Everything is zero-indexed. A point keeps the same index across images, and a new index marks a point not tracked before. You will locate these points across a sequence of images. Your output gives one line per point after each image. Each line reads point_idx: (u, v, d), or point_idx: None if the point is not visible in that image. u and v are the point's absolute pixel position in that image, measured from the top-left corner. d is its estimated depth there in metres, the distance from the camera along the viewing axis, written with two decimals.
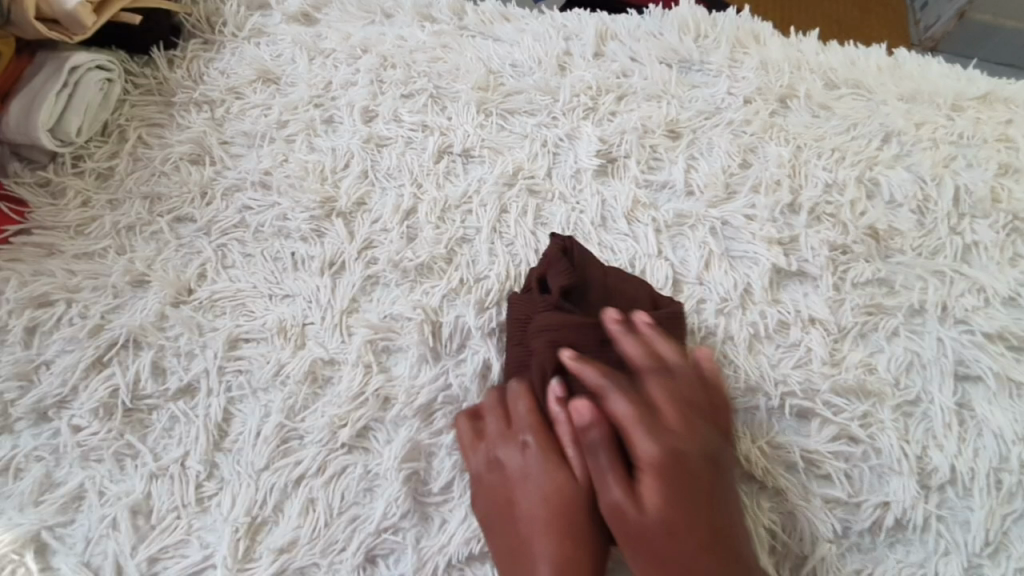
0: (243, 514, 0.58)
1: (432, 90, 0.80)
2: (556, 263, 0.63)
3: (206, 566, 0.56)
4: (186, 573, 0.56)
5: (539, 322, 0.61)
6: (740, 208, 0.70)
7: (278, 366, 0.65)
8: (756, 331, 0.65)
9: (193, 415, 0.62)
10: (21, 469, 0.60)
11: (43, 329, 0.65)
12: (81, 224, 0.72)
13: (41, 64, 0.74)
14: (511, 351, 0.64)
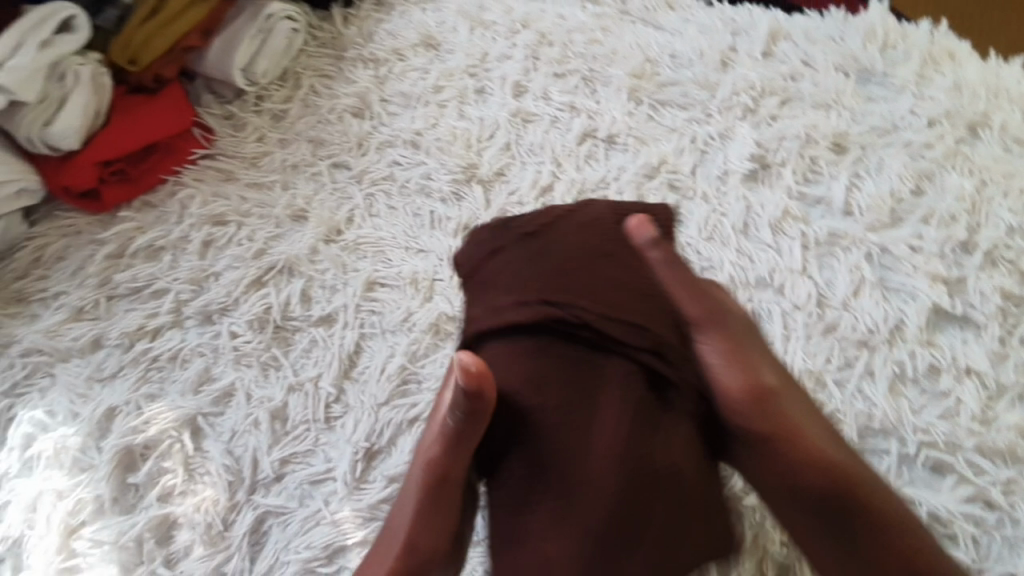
0: (364, 439, 0.63)
1: (585, 72, 0.80)
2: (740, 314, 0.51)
3: (327, 477, 0.62)
4: (306, 481, 0.62)
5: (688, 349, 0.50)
6: (904, 236, 0.66)
7: (406, 314, 0.70)
8: (901, 371, 0.61)
9: (330, 342, 0.68)
10: (186, 361, 0.69)
11: (217, 245, 0.74)
12: (255, 157, 0.80)
13: (242, 9, 0.81)
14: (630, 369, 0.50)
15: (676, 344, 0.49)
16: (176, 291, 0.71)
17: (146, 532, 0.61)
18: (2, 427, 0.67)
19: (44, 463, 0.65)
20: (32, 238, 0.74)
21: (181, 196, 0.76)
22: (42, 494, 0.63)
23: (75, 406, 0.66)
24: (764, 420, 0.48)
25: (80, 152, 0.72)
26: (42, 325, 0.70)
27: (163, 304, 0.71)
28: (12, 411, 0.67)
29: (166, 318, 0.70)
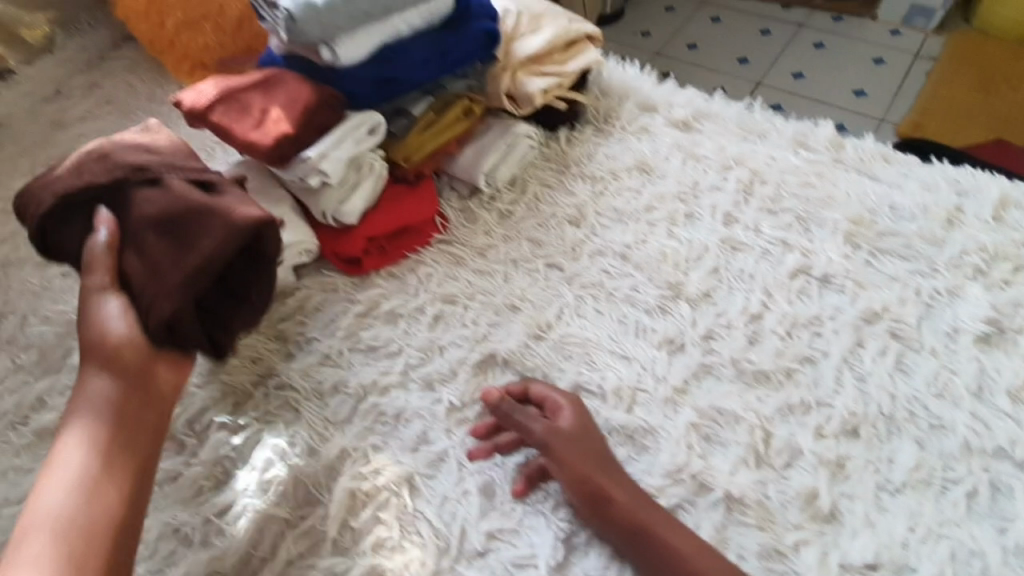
0: (566, 526, 0.67)
1: (799, 212, 0.85)
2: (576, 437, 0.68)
3: (529, 562, 0.65)
4: (512, 564, 0.65)
5: (641, 514, 0.63)
6: None
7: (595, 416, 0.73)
8: None
9: None
10: (407, 421, 0.77)
11: (445, 321, 0.84)
12: (483, 248, 0.91)
13: (492, 126, 0.97)
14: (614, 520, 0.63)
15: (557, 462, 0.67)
16: (407, 356, 0.81)
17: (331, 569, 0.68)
18: (247, 448, 0.77)
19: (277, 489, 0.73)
20: (297, 289, 0.88)
21: (420, 274, 0.88)
22: (269, 518, 0.71)
23: (313, 443, 0.76)
24: (644, 515, 0.63)
25: (355, 229, 0.87)
26: (295, 365, 0.82)
27: (395, 364, 0.81)
28: (256, 435, 0.77)
29: (394, 378, 0.80)
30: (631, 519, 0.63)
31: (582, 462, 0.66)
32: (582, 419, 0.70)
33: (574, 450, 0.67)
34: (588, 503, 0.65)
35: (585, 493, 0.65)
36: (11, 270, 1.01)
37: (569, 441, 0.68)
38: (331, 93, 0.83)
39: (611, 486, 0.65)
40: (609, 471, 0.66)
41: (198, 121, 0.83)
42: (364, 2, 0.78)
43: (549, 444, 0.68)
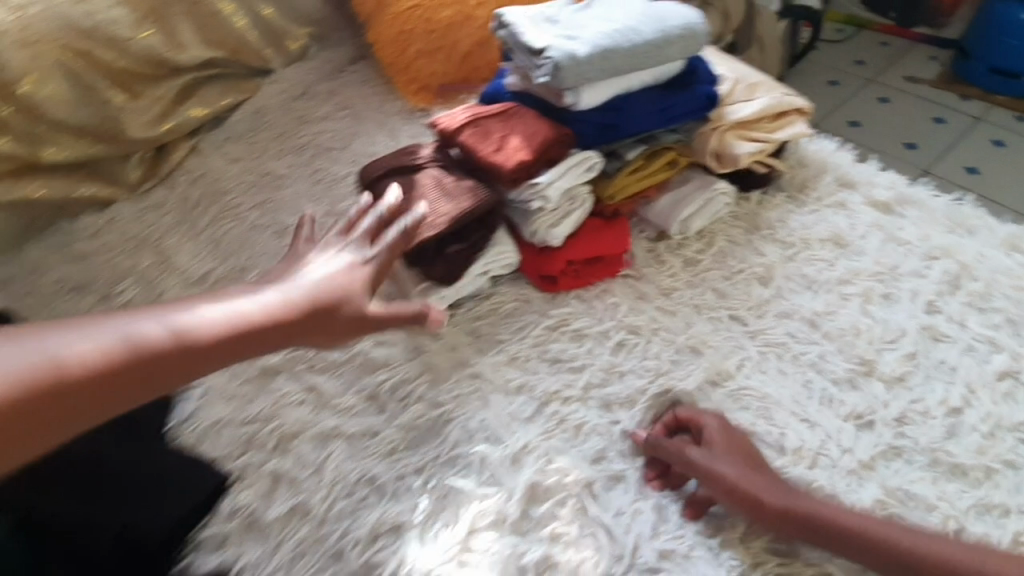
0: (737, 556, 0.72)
1: (1009, 314, 0.85)
2: (732, 450, 0.74)
3: None
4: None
5: (825, 504, 0.69)
6: None
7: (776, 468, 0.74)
8: None
9: None
10: (585, 434, 0.84)
11: (629, 348, 0.90)
12: (668, 289, 0.97)
13: (691, 178, 1.04)
14: (807, 516, 0.68)
15: (728, 477, 0.71)
16: (590, 374, 0.88)
17: (477, 527, 0.77)
18: (440, 423, 0.88)
19: (464, 465, 0.83)
20: (492, 294, 1.00)
21: (609, 302, 0.96)
22: (454, 488, 0.81)
23: (499, 432, 0.84)
24: (830, 507, 0.68)
25: (558, 252, 0.96)
26: (487, 360, 0.92)
27: (578, 379, 0.88)
28: (450, 413, 0.88)
29: (577, 391, 0.87)
30: (805, 518, 0.68)
31: (754, 473, 0.71)
32: (727, 436, 0.76)
33: (730, 468, 0.72)
34: (771, 506, 0.69)
35: (751, 506, 0.70)
36: (254, 234, 1.21)
37: (731, 456, 0.74)
38: (563, 130, 0.93)
39: (771, 495, 0.69)
40: (780, 477, 0.72)
41: (447, 141, 0.98)
42: (619, 59, 0.89)
43: (715, 461, 0.73)
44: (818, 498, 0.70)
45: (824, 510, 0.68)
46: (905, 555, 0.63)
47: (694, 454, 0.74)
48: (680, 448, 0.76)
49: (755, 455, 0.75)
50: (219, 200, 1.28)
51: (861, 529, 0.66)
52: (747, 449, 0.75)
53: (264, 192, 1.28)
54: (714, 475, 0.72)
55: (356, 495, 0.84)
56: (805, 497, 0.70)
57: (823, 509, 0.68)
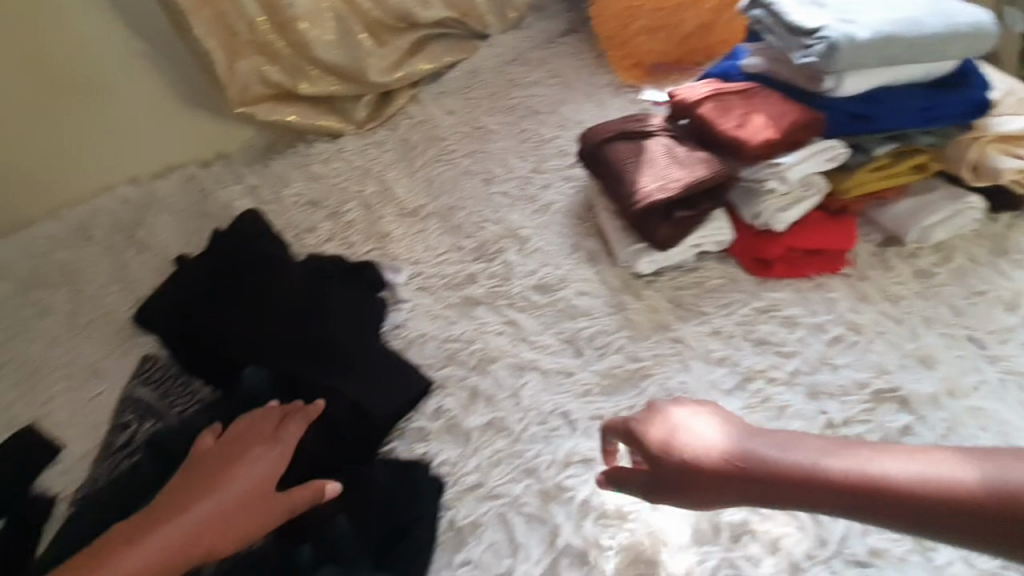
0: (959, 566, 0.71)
1: None
2: (721, 436, 0.70)
3: None
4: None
5: (867, 455, 0.63)
6: None
7: None
8: None
9: None
10: (790, 416, 0.83)
11: (847, 344, 0.89)
12: (895, 296, 0.94)
13: (936, 187, 0.99)
14: (848, 480, 0.62)
15: (732, 472, 0.66)
16: (802, 361, 0.88)
17: None
18: (636, 377, 0.91)
19: None
20: (696, 268, 1.00)
21: (827, 296, 0.94)
22: None
23: (701, 396, 0.86)
24: (861, 466, 0.62)
25: (779, 235, 0.95)
26: (689, 328, 0.94)
27: (787, 363, 0.88)
28: (649, 369, 0.91)
29: (786, 374, 0.87)
30: (813, 469, 0.63)
31: (749, 457, 0.66)
32: (722, 420, 0.71)
33: (711, 437, 0.69)
34: (788, 479, 0.64)
35: (751, 473, 0.66)
36: (464, 179, 1.32)
37: (726, 450, 0.68)
38: (812, 115, 0.92)
39: (762, 452, 0.67)
40: (794, 447, 0.66)
41: (683, 112, 0.99)
42: (897, 49, 0.89)
43: (702, 458, 0.68)
44: (843, 450, 0.64)
45: (869, 467, 0.62)
46: (944, 490, 0.58)
47: (682, 454, 0.69)
48: (659, 447, 0.71)
49: (756, 435, 0.69)
50: (435, 144, 1.41)
51: (891, 472, 0.61)
52: (741, 430, 0.70)
53: (476, 143, 1.39)
54: (715, 471, 0.67)
55: (548, 424, 0.90)
56: (864, 454, 0.63)
57: (865, 468, 0.62)
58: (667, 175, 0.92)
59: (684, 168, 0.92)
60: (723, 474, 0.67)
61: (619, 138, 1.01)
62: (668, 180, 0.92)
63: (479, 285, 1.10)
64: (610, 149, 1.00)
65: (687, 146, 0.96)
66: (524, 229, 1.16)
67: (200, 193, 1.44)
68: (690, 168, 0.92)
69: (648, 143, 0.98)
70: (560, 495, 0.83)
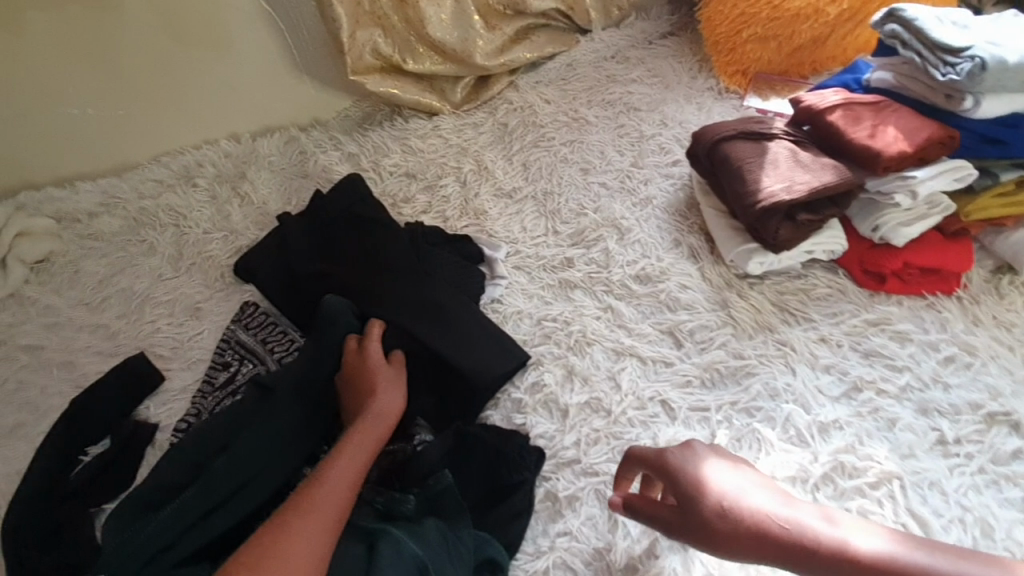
0: None
1: None
2: (795, 508, 0.70)
3: None
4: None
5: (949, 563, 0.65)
6: None
7: None
8: None
9: None
10: (899, 428, 0.83)
11: (958, 365, 0.88)
12: (1008, 323, 0.92)
13: None
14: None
15: (797, 544, 0.67)
16: (912, 376, 0.87)
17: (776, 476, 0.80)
18: (739, 373, 0.91)
19: (764, 417, 0.86)
20: (804, 275, 1.00)
21: (939, 316, 0.93)
22: (755, 433, 0.84)
23: (806, 398, 0.87)
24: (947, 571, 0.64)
25: (897, 250, 0.95)
26: (795, 332, 0.94)
27: (897, 377, 0.88)
28: (753, 367, 0.91)
29: (895, 388, 0.86)
30: (867, 559, 0.65)
31: (821, 536, 0.67)
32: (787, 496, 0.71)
33: (761, 502, 0.70)
34: (861, 567, 0.65)
35: (794, 548, 0.67)
36: (561, 167, 1.34)
37: (795, 524, 0.68)
38: (949, 133, 0.92)
39: (814, 529, 0.67)
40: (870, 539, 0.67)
41: (811, 119, 1.01)
42: None
43: (774, 524, 0.68)
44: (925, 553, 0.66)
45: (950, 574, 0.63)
46: None
47: (747, 514, 0.69)
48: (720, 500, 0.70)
49: (830, 516, 0.70)
50: (532, 131, 1.44)
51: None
52: (813, 509, 0.70)
53: (574, 134, 1.41)
54: (776, 536, 0.67)
55: (648, 410, 0.91)
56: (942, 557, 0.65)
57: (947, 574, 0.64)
58: (792, 179, 0.95)
59: (811, 173, 0.95)
60: (783, 543, 0.67)
61: (743, 137, 1.03)
62: (794, 183, 0.94)
63: (577, 270, 1.12)
64: (734, 147, 1.02)
65: (813, 152, 0.98)
66: (625, 220, 1.18)
67: (300, 155, 1.49)
68: (817, 174, 0.94)
69: (769, 145, 1.01)
70: None
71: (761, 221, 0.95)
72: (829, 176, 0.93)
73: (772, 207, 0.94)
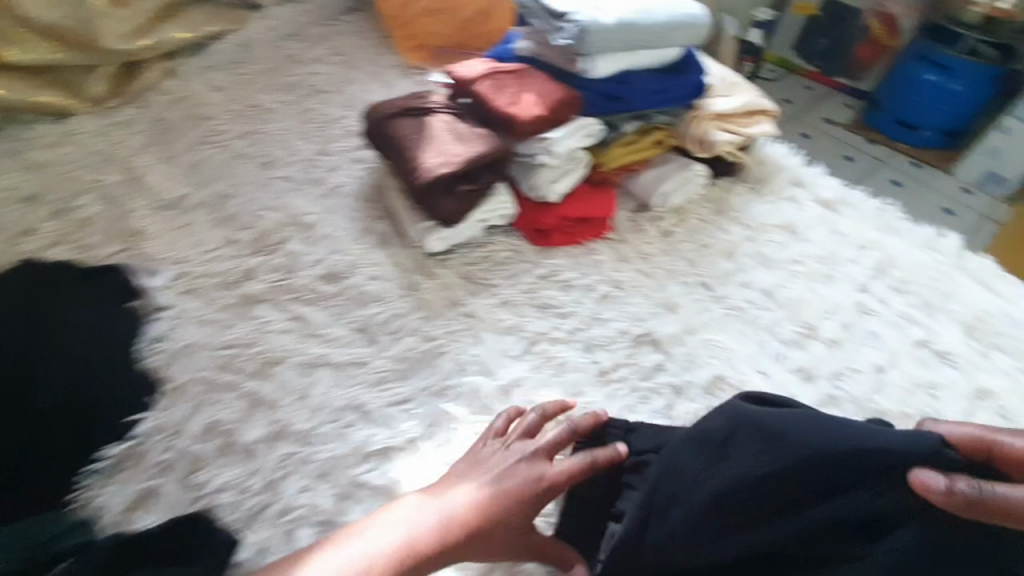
0: None
1: (925, 297, 0.99)
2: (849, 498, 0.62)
3: None
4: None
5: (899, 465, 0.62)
6: None
7: None
8: None
9: (676, 408, 0.86)
10: (569, 370, 0.90)
11: (612, 300, 0.98)
12: (647, 254, 1.07)
13: (672, 160, 1.15)
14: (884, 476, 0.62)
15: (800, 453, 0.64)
16: (575, 321, 0.95)
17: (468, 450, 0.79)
18: (430, 355, 0.89)
19: (454, 395, 0.85)
20: (487, 243, 1.04)
21: (594, 258, 1.04)
22: (446, 414, 0.83)
23: (489, 365, 0.88)
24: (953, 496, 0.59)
25: (553, 206, 1.03)
26: (479, 302, 0.96)
27: (565, 324, 0.95)
28: (442, 347, 0.90)
29: (564, 334, 0.93)
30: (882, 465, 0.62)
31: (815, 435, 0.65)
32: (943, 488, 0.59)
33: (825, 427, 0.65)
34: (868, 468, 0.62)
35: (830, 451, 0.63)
36: (237, 163, 1.17)
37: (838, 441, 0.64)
38: (573, 95, 0.99)
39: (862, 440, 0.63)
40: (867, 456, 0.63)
41: (462, 89, 1.01)
42: (633, 35, 0.97)
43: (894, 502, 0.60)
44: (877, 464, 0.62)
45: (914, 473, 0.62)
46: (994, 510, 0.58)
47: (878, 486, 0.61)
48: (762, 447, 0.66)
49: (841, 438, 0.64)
50: (199, 125, 1.23)
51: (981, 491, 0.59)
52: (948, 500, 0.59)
53: (250, 123, 1.24)
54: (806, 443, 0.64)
55: (339, 421, 0.83)
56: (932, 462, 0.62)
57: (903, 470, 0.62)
58: (445, 153, 0.93)
59: (461, 145, 0.94)
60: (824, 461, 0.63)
61: (402, 113, 1.00)
62: (447, 157, 0.92)
63: (259, 281, 0.98)
64: (394, 125, 0.98)
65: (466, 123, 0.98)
66: (309, 213, 1.06)
67: None
68: (467, 145, 0.94)
69: (431, 119, 0.99)
70: (356, 492, 0.76)
71: (423, 198, 0.92)
72: (479, 147, 0.94)
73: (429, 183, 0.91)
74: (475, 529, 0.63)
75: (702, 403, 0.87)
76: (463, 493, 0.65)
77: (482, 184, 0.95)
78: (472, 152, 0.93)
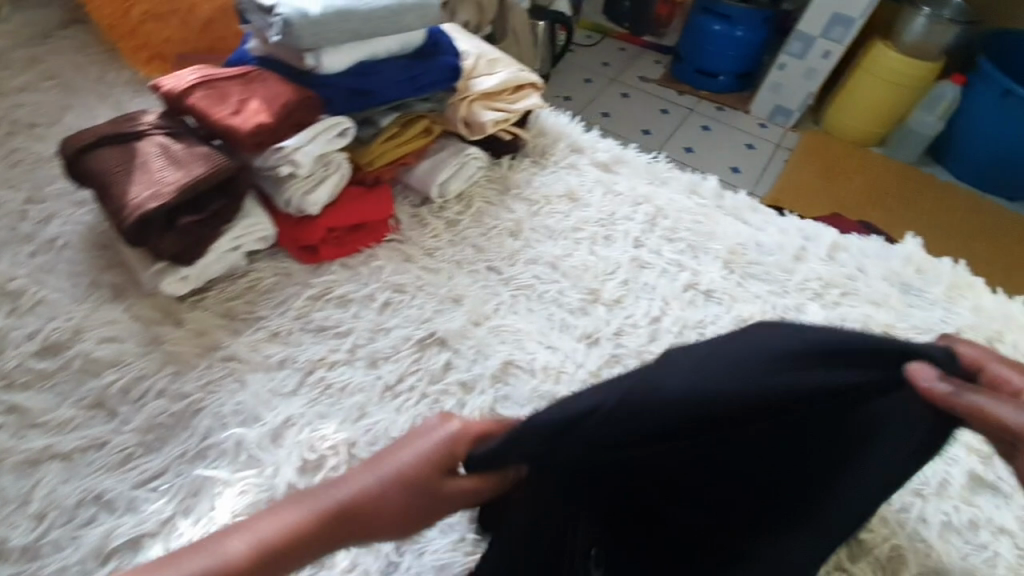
0: None
1: (691, 241, 1.06)
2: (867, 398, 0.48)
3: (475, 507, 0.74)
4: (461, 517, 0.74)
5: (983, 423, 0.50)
6: None
7: (534, 389, 0.86)
8: (949, 520, 0.78)
9: (467, 404, 0.84)
10: (351, 393, 0.83)
11: (394, 306, 0.93)
12: (432, 248, 1.02)
13: (446, 145, 1.10)
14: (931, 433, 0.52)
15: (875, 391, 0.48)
16: (355, 337, 0.88)
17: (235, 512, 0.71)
18: (186, 415, 0.78)
19: (217, 454, 0.76)
20: (249, 271, 0.93)
21: (373, 264, 0.97)
22: (208, 478, 0.73)
23: (256, 410, 0.79)
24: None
25: (315, 219, 0.94)
26: (242, 341, 0.86)
27: (344, 343, 0.88)
28: (199, 403, 0.79)
29: (342, 355, 0.87)
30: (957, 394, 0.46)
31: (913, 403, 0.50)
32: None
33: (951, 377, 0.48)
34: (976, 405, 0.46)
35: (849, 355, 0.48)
36: None
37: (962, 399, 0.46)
38: (305, 93, 0.90)
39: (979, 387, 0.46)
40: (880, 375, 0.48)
41: (177, 105, 0.89)
42: (356, 23, 0.88)
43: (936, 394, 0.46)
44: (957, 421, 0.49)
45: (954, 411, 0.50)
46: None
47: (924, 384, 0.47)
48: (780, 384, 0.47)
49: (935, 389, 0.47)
50: None
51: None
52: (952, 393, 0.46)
53: None
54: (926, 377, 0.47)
55: (76, 519, 0.69)
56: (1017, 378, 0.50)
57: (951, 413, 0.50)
58: (156, 183, 0.80)
59: (175, 169, 0.82)
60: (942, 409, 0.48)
61: (104, 144, 0.85)
62: (156, 187, 0.80)
63: None
64: (95, 159, 0.84)
65: (183, 142, 0.86)
66: (15, 278, 0.88)
67: None
68: (182, 169, 0.82)
69: (140, 144, 0.85)
70: None
71: (140, 239, 0.80)
72: (196, 168, 0.82)
73: (139, 222, 0.78)
74: (348, 524, 0.52)
75: (493, 394, 0.85)
76: (344, 491, 0.53)
77: (213, 209, 0.84)
78: (187, 175, 0.81)
